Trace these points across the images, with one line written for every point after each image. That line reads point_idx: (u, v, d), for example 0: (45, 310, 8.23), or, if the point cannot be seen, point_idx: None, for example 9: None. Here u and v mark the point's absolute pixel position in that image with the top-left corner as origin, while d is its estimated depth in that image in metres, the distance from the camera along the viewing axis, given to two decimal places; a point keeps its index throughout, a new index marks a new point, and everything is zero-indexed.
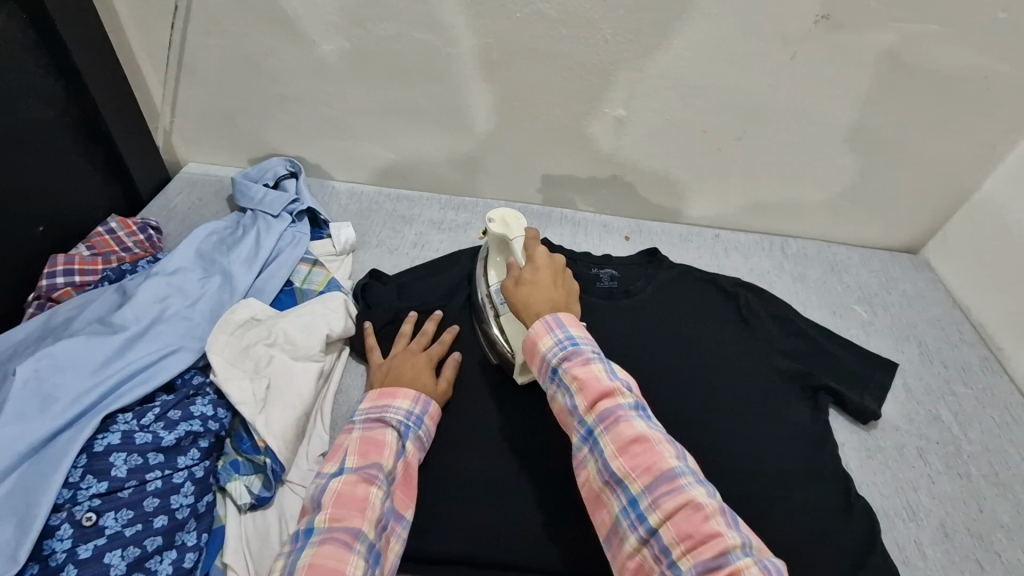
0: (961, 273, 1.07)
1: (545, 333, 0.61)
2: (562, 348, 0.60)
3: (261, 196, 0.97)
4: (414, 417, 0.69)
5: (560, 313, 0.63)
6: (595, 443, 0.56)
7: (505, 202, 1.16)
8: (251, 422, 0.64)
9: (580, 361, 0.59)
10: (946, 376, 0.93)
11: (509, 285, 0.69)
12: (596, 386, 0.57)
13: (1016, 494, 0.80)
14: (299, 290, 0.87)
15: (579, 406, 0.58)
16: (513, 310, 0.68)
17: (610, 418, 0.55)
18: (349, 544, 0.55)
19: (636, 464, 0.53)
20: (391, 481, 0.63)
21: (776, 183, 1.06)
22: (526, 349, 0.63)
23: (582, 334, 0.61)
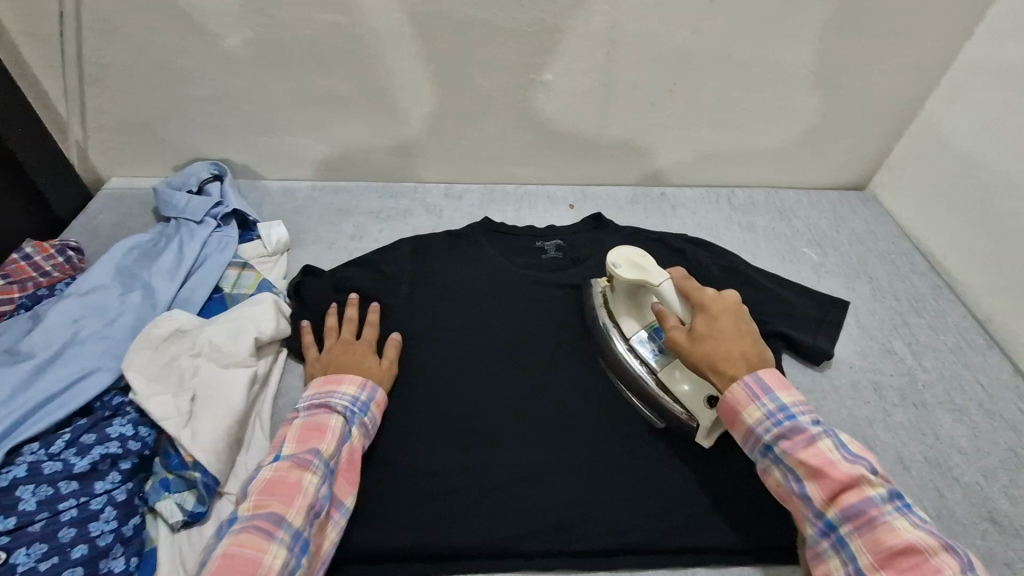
0: (908, 203, 1.06)
1: (751, 403, 0.62)
2: (772, 420, 0.61)
3: (185, 204, 0.94)
4: (359, 403, 0.68)
5: (763, 376, 0.63)
6: (839, 539, 0.55)
7: (445, 183, 1.13)
8: (176, 437, 0.62)
9: (802, 440, 0.58)
10: (898, 309, 0.92)
11: (684, 344, 0.68)
12: (834, 478, 0.56)
13: (973, 419, 0.78)
14: (229, 295, 0.83)
15: (801, 481, 0.58)
16: (700, 367, 0.66)
17: (852, 510, 0.54)
18: (272, 530, 0.55)
19: (806, 465, 0.57)
20: (331, 466, 0.62)
21: (716, 134, 1.04)
22: (727, 416, 0.64)
23: (793, 402, 0.61)
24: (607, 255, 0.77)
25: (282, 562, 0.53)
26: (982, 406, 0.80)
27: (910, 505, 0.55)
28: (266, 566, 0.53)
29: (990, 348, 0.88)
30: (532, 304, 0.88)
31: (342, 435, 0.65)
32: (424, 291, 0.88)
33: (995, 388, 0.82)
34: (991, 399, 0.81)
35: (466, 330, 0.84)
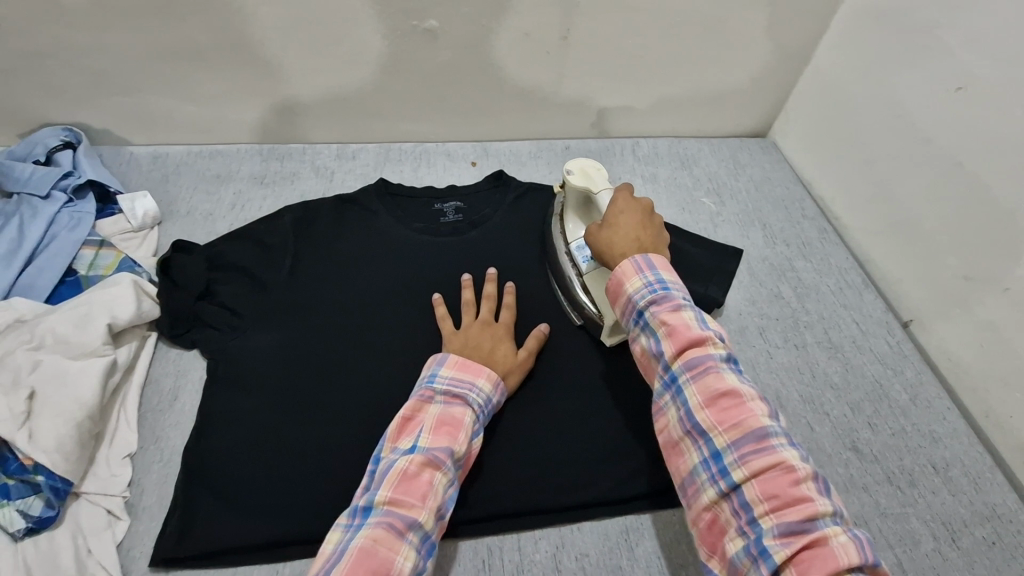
0: (802, 149, 1.08)
1: (634, 273, 0.60)
2: (651, 290, 0.59)
3: (29, 175, 0.83)
4: (490, 403, 0.65)
5: (650, 254, 0.61)
6: (647, 325, 0.59)
7: (337, 142, 1.05)
8: (11, 440, 0.56)
9: (672, 309, 0.58)
10: (787, 253, 0.95)
11: (594, 234, 0.68)
12: (689, 337, 0.56)
13: (846, 355, 0.83)
14: (84, 278, 0.75)
15: (677, 371, 0.55)
16: (604, 248, 0.67)
17: (694, 360, 0.55)
18: (405, 530, 0.52)
19: (687, 359, 0.55)
20: (458, 465, 0.59)
21: (616, 83, 1.01)
22: (611, 292, 0.62)
23: (673, 278, 0.60)
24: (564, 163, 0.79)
25: (411, 567, 0.51)
26: (856, 342, 0.84)
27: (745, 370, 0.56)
28: (397, 569, 0.50)
29: (867, 286, 0.92)
30: (427, 269, 0.85)
31: (475, 429, 0.62)
32: (310, 262, 0.82)
33: (869, 325, 0.87)
34: (864, 335, 0.85)
35: (356, 299, 0.80)
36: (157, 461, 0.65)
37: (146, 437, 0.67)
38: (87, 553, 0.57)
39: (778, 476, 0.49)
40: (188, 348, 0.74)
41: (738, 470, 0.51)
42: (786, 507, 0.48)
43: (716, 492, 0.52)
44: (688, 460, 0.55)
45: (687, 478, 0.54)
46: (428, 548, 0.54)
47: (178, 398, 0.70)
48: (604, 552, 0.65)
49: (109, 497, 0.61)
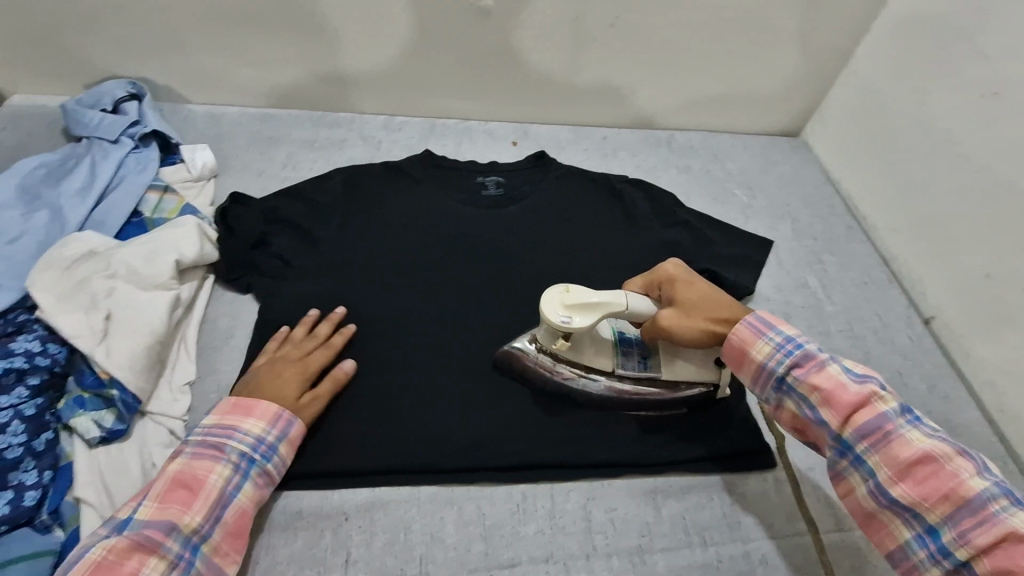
0: (833, 151, 1.11)
1: (758, 338, 0.64)
2: (782, 351, 0.63)
3: (97, 122, 0.87)
4: (263, 444, 0.60)
5: (762, 315, 0.66)
6: (792, 390, 0.62)
7: (384, 114, 1.09)
8: (90, 355, 0.60)
9: (813, 368, 0.61)
10: (814, 247, 0.98)
11: (682, 320, 0.67)
12: (843, 397, 0.58)
13: (867, 345, 0.86)
14: (149, 220, 0.79)
15: (815, 407, 0.60)
16: (710, 325, 0.67)
17: (865, 424, 0.57)
18: (211, 466, 0.57)
19: (819, 390, 0.60)
20: (260, 450, 0.60)
21: (658, 74, 1.05)
22: (734, 358, 0.66)
23: (799, 335, 0.64)
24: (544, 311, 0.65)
25: (218, 491, 0.56)
26: (877, 334, 0.88)
27: (921, 419, 0.58)
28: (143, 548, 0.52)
29: (890, 283, 0.95)
30: (469, 236, 0.88)
31: (285, 419, 0.62)
32: (359, 220, 0.86)
33: (890, 319, 0.90)
34: (885, 327, 0.89)
35: (401, 259, 0.83)
36: (213, 391, 0.68)
37: (204, 369, 0.70)
38: (153, 465, 0.60)
39: (1009, 549, 0.50)
40: (243, 293, 0.78)
41: (960, 547, 0.52)
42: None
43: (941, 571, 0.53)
44: (898, 535, 0.56)
45: (899, 551, 0.56)
46: (252, 468, 0.58)
47: (233, 336, 0.74)
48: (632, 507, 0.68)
49: (171, 419, 0.63)
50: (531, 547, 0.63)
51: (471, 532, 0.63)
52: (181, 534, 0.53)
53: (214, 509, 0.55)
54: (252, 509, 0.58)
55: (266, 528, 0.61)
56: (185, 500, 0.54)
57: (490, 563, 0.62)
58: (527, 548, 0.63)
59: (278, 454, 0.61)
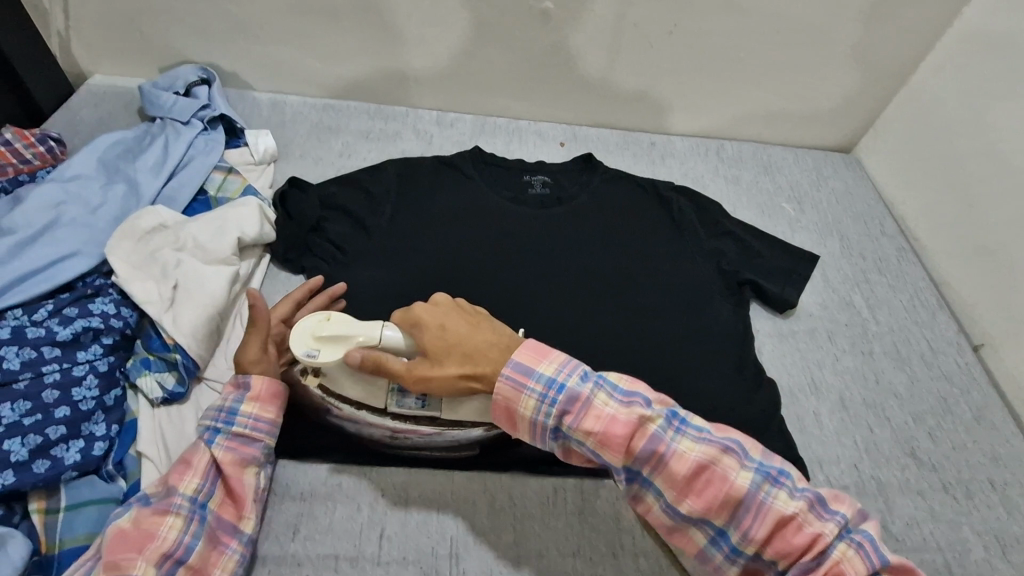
0: (888, 170, 1.09)
1: (521, 394, 0.57)
2: (547, 403, 0.57)
3: (171, 104, 0.93)
4: (228, 408, 0.58)
5: (518, 361, 0.58)
6: (572, 438, 0.58)
7: (437, 110, 1.11)
8: (158, 321, 0.64)
9: (638, 430, 0.56)
10: (862, 266, 0.96)
11: (431, 374, 0.59)
12: (681, 458, 0.56)
13: (913, 368, 0.84)
14: (213, 199, 0.83)
15: (654, 469, 0.57)
16: (461, 380, 0.59)
17: (653, 440, 0.56)
18: (194, 440, 0.58)
19: (653, 454, 0.56)
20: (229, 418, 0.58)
21: (712, 83, 1.04)
22: (506, 416, 0.59)
23: (558, 371, 0.58)
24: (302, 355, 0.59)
25: (207, 456, 0.57)
26: (924, 358, 0.85)
27: (687, 416, 0.58)
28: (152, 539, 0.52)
29: (941, 307, 0.92)
30: (513, 234, 0.89)
31: (242, 381, 0.59)
32: (409, 212, 0.89)
33: (939, 343, 0.87)
34: (933, 352, 0.86)
35: (447, 251, 0.86)
36: None
37: None
38: None
39: (786, 533, 0.54)
40: (296, 273, 0.82)
41: (746, 544, 0.55)
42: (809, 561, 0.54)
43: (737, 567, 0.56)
44: (699, 539, 0.58)
45: None
46: (220, 434, 0.57)
47: None
48: None
49: (223, 386, 0.65)
50: (560, 540, 0.64)
51: (503, 520, 0.65)
52: (183, 495, 0.54)
53: (208, 471, 0.56)
54: (238, 466, 0.57)
55: (309, 497, 0.64)
56: (179, 471, 0.55)
57: (519, 553, 0.63)
58: (556, 541, 0.64)
59: (247, 414, 0.58)
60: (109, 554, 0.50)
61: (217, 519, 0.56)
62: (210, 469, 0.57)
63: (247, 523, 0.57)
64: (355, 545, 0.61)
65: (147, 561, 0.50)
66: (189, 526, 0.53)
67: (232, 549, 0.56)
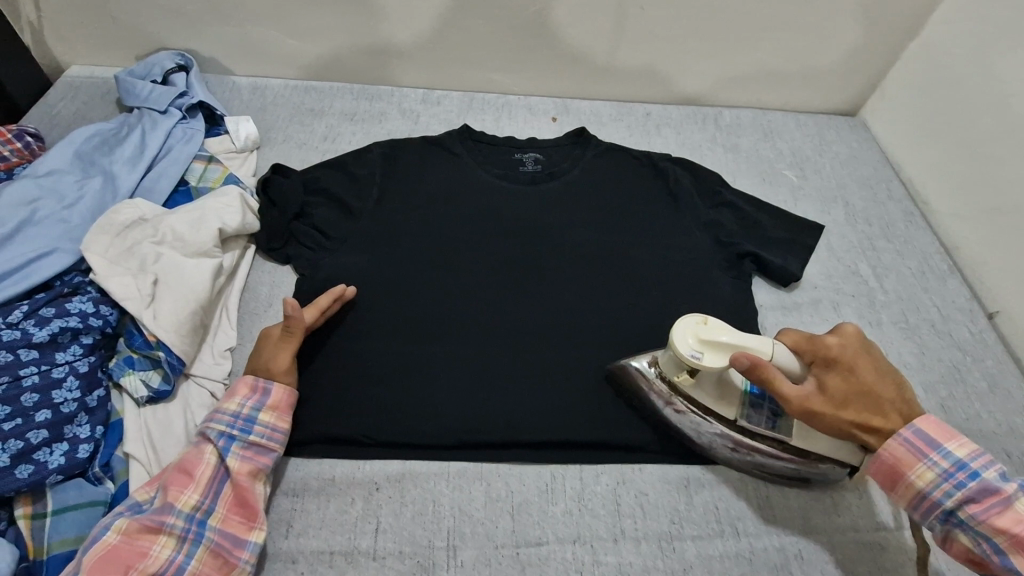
0: (894, 131, 1.04)
1: (919, 462, 0.56)
2: (949, 481, 0.55)
3: (148, 93, 0.90)
4: (244, 416, 0.58)
5: (922, 430, 0.57)
6: (961, 521, 0.55)
7: (423, 88, 1.08)
8: (139, 317, 0.62)
9: (996, 506, 0.54)
10: (868, 233, 0.93)
11: (824, 414, 0.59)
12: (1016, 523, 0.53)
13: (922, 337, 0.81)
14: (195, 189, 0.81)
15: (997, 544, 0.54)
16: (848, 428, 0.60)
17: (994, 510, 0.54)
18: (201, 450, 0.57)
19: (1008, 532, 0.53)
20: (241, 432, 0.58)
21: (707, 47, 1.00)
22: (886, 476, 0.59)
23: (967, 452, 0.56)
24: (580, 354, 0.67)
25: (212, 469, 0.56)
26: (934, 326, 0.82)
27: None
28: (151, 556, 0.51)
29: (952, 273, 0.89)
30: (504, 214, 0.87)
31: (261, 390, 0.60)
32: (396, 194, 0.86)
33: (950, 311, 0.84)
34: (944, 320, 0.83)
35: (437, 234, 0.83)
36: None
37: (244, 335, 0.72)
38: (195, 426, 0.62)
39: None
40: (282, 263, 0.80)
41: None
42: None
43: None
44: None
45: None
46: (235, 443, 0.57)
47: (272, 304, 0.76)
48: (663, 494, 0.66)
49: (213, 381, 0.65)
50: (558, 527, 0.63)
51: (499, 509, 0.64)
52: (181, 511, 0.53)
53: (209, 484, 0.55)
54: (251, 476, 0.57)
55: (301, 492, 0.63)
56: (181, 484, 0.54)
57: (516, 541, 0.62)
58: (554, 528, 0.63)
59: (264, 423, 0.59)
60: (105, 568, 0.50)
61: (222, 533, 0.55)
62: (212, 482, 0.56)
63: (255, 533, 0.56)
64: (349, 539, 0.60)
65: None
66: (185, 544, 0.53)
67: (242, 561, 0.54)
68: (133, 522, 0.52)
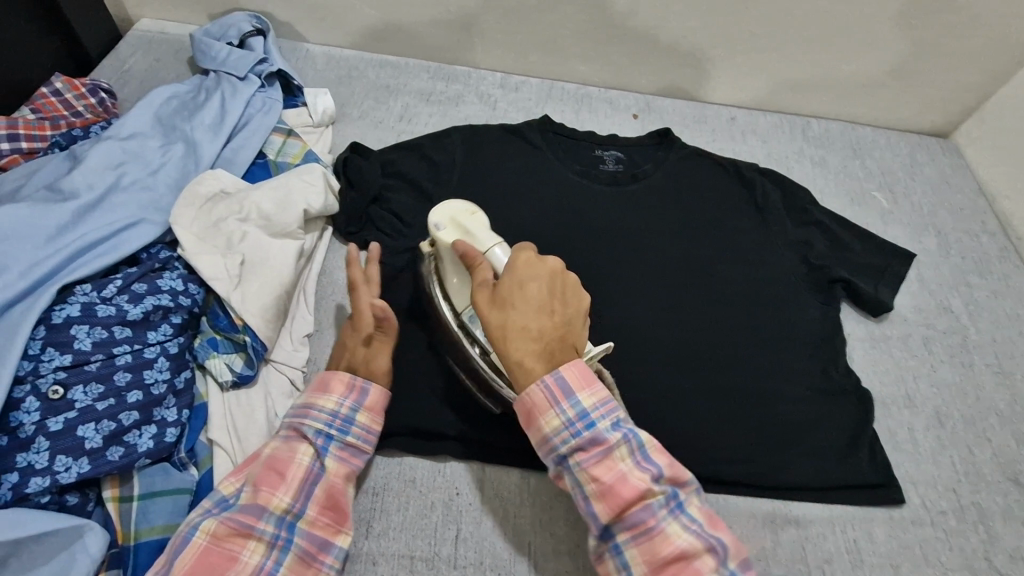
0: (992, 160, 0.99)
1: (550, 409, 0.53)
2: (569, 429, 0.53)
3: (225, 56, 0.86)
4: (342, 416, 0.56)
5: (564, 376, 0.53)
6: (573, 479, 0.53)
7: (501, 72, 1.03)
8: (226, 299, 0.60)
9: (598, 454, 0.52)
10: (961, 267, 0.89)
11: (483, 310, 0.55)
12: (625, 486, 0.51)
13: (1016, 383, 0.78)
14: (273, 163, 0.78)
15: (588, 498, 0.52)
16: (499, 340, 0.55)
17: (596, 459, 0.52)
18: (294, 449, 0.54)
19: (598, 482, 0.52)
20: (332, 433, 0.55)
21: (807, 54, 0.95)
22: (523, 417, 0.54)
23: (594, 404, 0.53)
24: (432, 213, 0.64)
25: (304, 471, 0.53)
26: None
27: (641, 433, 0.55)
28: (241, 562, 0.49)
29: None
30: (586, 213, 0.83)
31: (359, 388, 0.57)
32: (475, 182, 0.83)
33: None
34: None
35: (516, 230, 0.81)
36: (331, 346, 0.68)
37: (321, 321, 0.70)
38: (276, 415, 0.60)
39: (683, 549, 0.51)
40: (361, 249, 0.77)
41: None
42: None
43: (620, 570, 0.52)
44: (608, 556, 0.53)
45: None
46: (333, 443, 0.55)
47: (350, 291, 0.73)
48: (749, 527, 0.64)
49: (292, 369, 0.63)
50: None
51: (582, 527, 0.62)
52: (272, 516, 0.51)
53: (302, 487, 0.53)
54: (344, 479, 0.55)
55: (381, 491, 0.61)
56: (272, 485, 0.52)
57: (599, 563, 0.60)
58: None
59: (359, 424, 0.57)
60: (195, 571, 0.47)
61: (310, 537, 0.53)
62: (302, 485, 0.53)
63: (342, 538, 0.54)
64: (430, 545, 0.59)
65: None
66: (272, 551, 0.50)
67: (327, 567, 0.52)
68: (222, 526, 0.49)
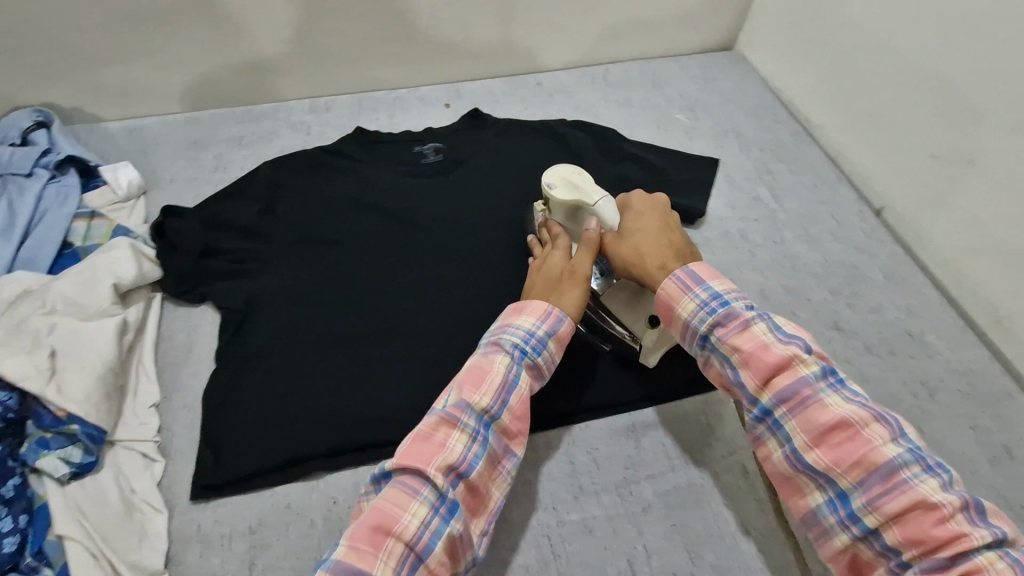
0: (768, 59, 1.10)
1: (750, 330, 0.57)
2: (830, 382, 0.54)
3: (8, 157, 0.83)
4: (535, 338, 0.61)
5: (694, 268, 0.60)
6: (715, 349, 0.58)
7: (310, 98, 1.04)
8: (41, 395, 0.60)
9: (800, 404, 0.53)
10: (763, 159, 0.98)
11: (617, 246, 0.65)
12: (838, 436, 0.51)
13: (824, 246, 0.87)
14: (81, 249, 0.76)
15: (798, 448, 0.53)
16: (632, 263, 0.64)
17: (798, 403, 0.53)
18: (493, 359, 0.59)
19: (812, 431, 0.52)
20: (524, 357, 0.60)
21: (580, 9, 1.02)
22: (679, 332, 0.61)
23: (798, 346, 0.55)
24: (545, 173, 0.70)
25: (500, 380, 0.58)
26: (832, 233, 0.88)
27: (845, 380, 0.55)
28: (448, 451, 0.54)
29: (841, 181, 0.95)
30: (412, 203, 0.86)
31: (554, 315, 0.62)
32: (302, 212, 0.85)
33: (844, 216, 0.90)
34: (840, 227, 0.89)
35: (348, 242, 0.82)
36: (182, 408, 0.68)
37: (168, 387, 0.70)
38: (131, 491, 0.61)
39: (919, 516, 0.47)
40: (197, 304, 0.77)
41: (869, 514, 0.49)
42: (936, 545, 0.46)
43: (849, 536, 0.50)
44: (809, 500, 0.53)
45: None
46: (524, 359, 0.60)
47: (193, 350, 0.73)
48: (613, 444, 0.68)
49: (141, 442, 0.64)
50: (519, 499, 0.65)
51: None
52: (474, 411, 0.56)
53: (499, 392, 0.58)
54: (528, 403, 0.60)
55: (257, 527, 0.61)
56: (474, 387, 0.57)
57: None
58: (516, 500, 0.65)
59: (548, 351, 0.61)
60: (405, 458, 0.53)
61: (500, 440, 0.58)
62: (499, 393, 0.58)
63: (520, 448, 0.60)
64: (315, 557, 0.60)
65: (438, 467, 0.53)
66: (473, 444, 0.55)
67: (506, 470, 0.59)
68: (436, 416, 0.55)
